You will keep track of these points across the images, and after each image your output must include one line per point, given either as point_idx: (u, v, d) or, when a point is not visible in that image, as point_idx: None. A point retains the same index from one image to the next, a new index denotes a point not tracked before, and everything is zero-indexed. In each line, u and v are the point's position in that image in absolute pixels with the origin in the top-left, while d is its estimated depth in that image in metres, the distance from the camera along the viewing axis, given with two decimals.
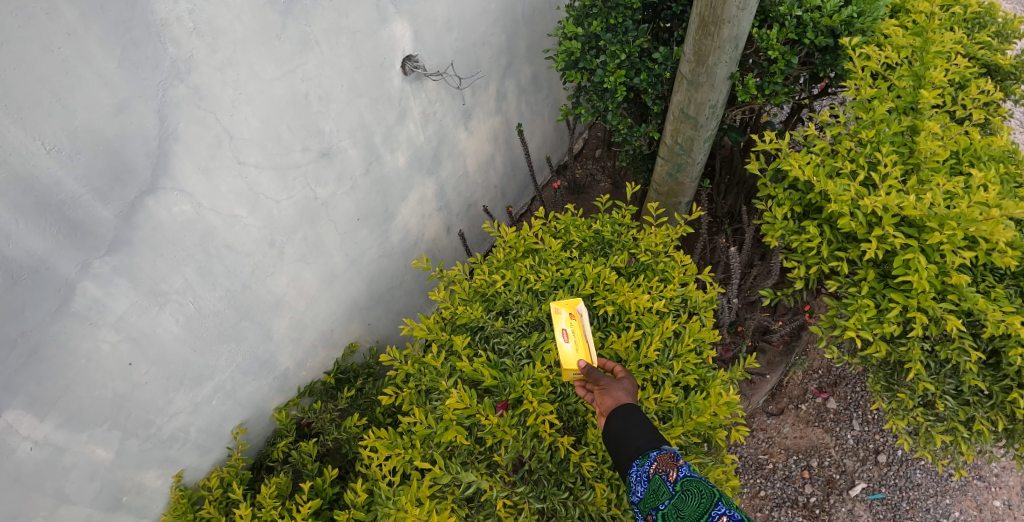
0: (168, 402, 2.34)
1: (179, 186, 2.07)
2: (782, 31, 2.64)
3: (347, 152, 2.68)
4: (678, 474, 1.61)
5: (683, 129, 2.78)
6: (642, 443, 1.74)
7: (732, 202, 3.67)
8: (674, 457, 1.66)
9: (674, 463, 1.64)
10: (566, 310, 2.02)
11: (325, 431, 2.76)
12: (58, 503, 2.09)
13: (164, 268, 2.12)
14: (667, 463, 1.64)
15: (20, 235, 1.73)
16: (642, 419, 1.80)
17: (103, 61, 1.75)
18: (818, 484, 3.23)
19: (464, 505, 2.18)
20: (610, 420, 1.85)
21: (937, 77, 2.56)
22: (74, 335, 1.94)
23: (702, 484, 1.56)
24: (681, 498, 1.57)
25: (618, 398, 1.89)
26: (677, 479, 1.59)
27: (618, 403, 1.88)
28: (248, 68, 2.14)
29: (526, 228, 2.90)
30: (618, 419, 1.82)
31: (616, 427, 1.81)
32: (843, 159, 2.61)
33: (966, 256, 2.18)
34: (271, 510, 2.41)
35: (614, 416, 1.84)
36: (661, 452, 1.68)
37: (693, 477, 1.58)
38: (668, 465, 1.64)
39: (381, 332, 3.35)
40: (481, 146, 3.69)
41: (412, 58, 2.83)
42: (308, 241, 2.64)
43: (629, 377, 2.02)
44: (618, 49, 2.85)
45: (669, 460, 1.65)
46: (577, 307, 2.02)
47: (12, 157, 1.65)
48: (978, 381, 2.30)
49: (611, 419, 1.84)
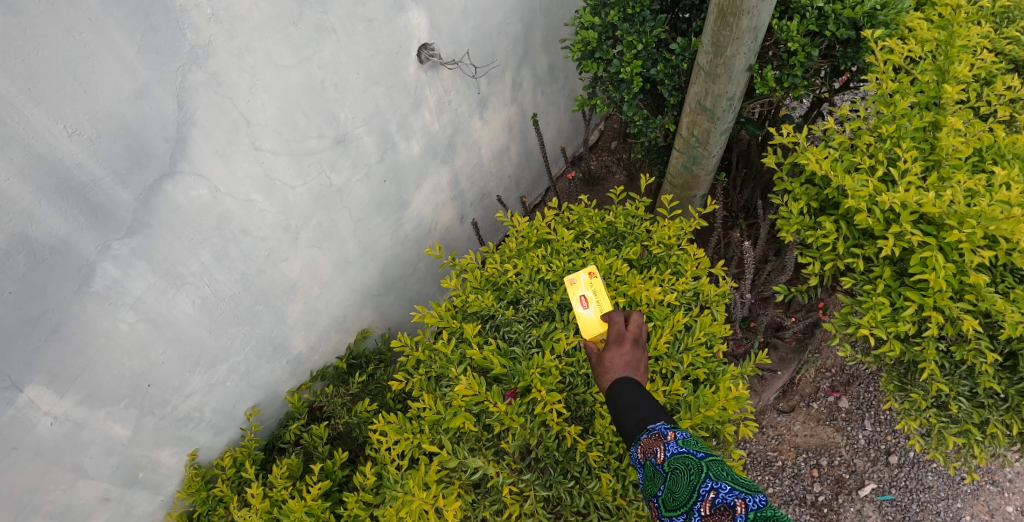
0: (184, 382, 2.39)
1: (197, 170, 2.10)
2: (803, 22, 2.59)
3: (363, 139, 2.70)
4: (664, 453, 1.61)
5: (699, 121, 2.75)
6: (632, 426, 1.74)
7: (748, 196, 3.61)
8: (659, 435, 1.66)
9: (660, 442, 1.64)
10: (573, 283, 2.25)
11: (336, 415, 2.80)
12: (76, 477, 2.15)
13: (181, 250, 2.16)
14: (652, 444, 1.65)
15: (43, 216, 1.77)
16: (628, 397, 1.80)
17: (123, 46, 1.78)
18: (827, 483, 3.21)
19: (470, 491, 2.21)
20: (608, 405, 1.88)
21: (961, 72, 2.49)
22: (93, 314, 1.99)
23: (689, 459, 1.56)
24: (672, 479, 1.57)
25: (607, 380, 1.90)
26: (664, 460, 1.60)
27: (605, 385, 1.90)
28: (265, 55, 2.16)
29: (539, 219, 2.91)
30: (610, 405, 1.85)
31: (611, 413, 1.84)
32: (862, 154, 2.57)
33: (985, 256, 2.14)
34: (282, 490, 2.46)
35: (607, 402, 1.87)
36: (647, 435, 1.69)
37: (680, 452, 1.58)
38: (655, 446, 1.65)
39: (393, 319, 3.38)
40: (496, 136, 3.69)
41: (428, 46, 2.83)
42: (322, 227, 2.67)
43: (613, 347, 1.97)
44: (635, 39, 2.82)
45: (655, 440, 1.66)
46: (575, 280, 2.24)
47: (36, 140, 1.70)
48: (993, 383, 2.27)
49: (607, 405, 1.87)
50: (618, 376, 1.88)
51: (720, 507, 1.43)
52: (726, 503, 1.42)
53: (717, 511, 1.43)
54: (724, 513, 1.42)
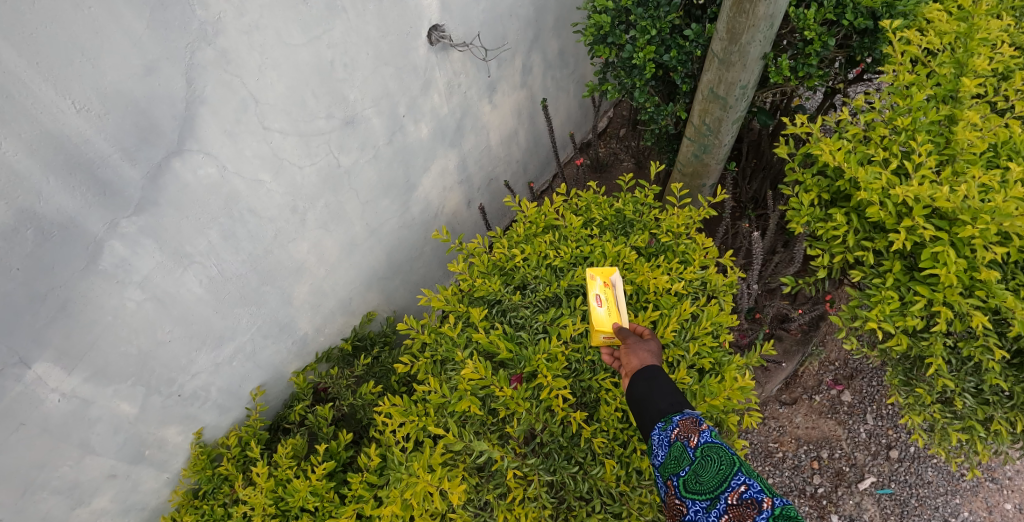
0: (191, 361, 2.40)
1: (205, 148, 2.08)
2: (820, 11, 2.56)
3: (371, 121, 2.67)
4: (698, 440, 1.62)
5: (711, 109, 2.72)
6: (664, 406, 1.77)
7: (757, 187, 3.59)
8: (696, 422, 1.67)
9: (696, 429, 1.65)
10: (601, 278, 2.20)
11: (342, 396, 2.82)
12: (84, 453, 2.17)
13: (189, 229, 2.15)
14: (689, 429, 1.66)
15: (51, 193, 1.76)
16: (666, 381, 1.83)
17: (132, 21, 1.76)
18: (827, 475, 3.23)
19: (474, 474, 2.22)
20: (633, 383, 1.88)
21: (980, 66, 2.45)
22: (101, 292, 1.99)
23: (723, 451, 1.57)
24: (701, 464, 1.58)
25: (643, 360, 1.91)
26: (698, 446, 1.61)
27: (639, 365, 1.90)
28: (275, 33, 2.14)
29: (547, 204, 2.89)
30: (640, 384, 1.85)
31: (638, 390, 1.84)
32: (876, 147, 2.54)
33: (998, 252, 2.11)
34: (286, 470, 2.47)
35: (637, 379, 1.87)
36: (683, 417, 1.70)
37: (715, 443, 1.59)
38: (689, 431, 1.66)
39: (398, 302, 3.38)
40: (505, 120, 3.66)
41: (438, 27, 2.81)
42: (329, 208, 2.66)
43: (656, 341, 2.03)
44: (649, 24, 2.78)
45: (691, 426, 1.66)
46: (612, 277, 2.20)
47: (44, 115, 1.68)
48: (1000, 381, 2.25)
49: (633, 382, 1.87)
50: (654, 361, 1.91)
51: (748, 500, 1.45)
52: (755, 497, 1.45)
53: (744, 504, 1.45)
54: (751, 507, 1.44)
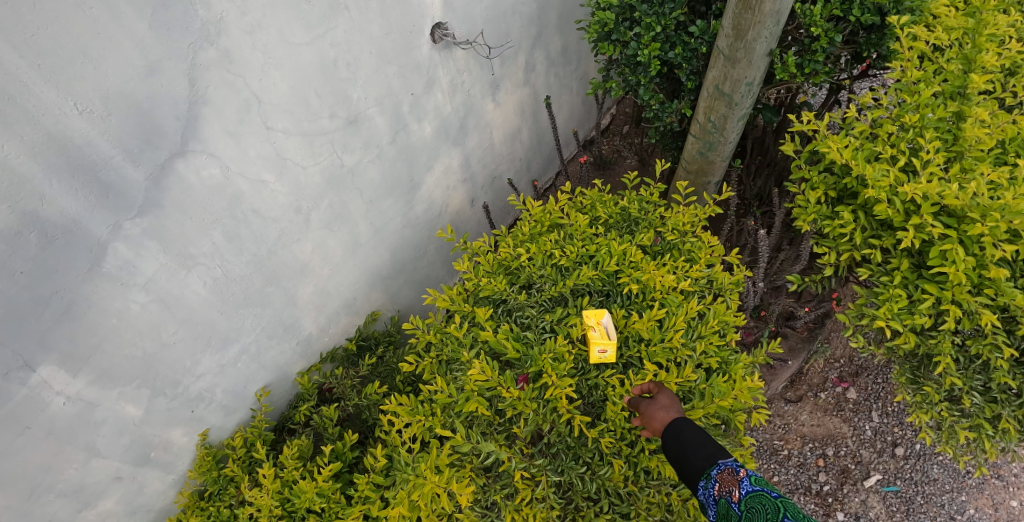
0: (195, 363, 2.39)
1: (208, 149, 2.07)
2: (827, 6, 2.54)
3: (374, 120, 2.66)
4: (740, 492, 1.60)
5: (716, 106, 2.70)
6: (700, 461, 1.76)
7: (762, 184, 3.58)
8: (734, 472, 1.65)
9: (735, 480, 1.63)
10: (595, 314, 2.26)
11: (347, 396, 2.82)
12: (89, 456, 2.16)
13: (193, 231, 2.14)
14: (728, 481, 1.64)
15: (54, 195, 1.75)
16: (695, 435, 1.83)
17: (134, 22, 1.74)
18: (832, 473, 3.23)
19: (481, 475, 2.21)
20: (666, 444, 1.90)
21: (989, 61, 2.43)
22: (105, 294, 1.98)
23: (765, 498, 1.54)
24: (749, 517, 1.56)
25: (661, 419, 2.00)
26: (741, 499, 1.59)
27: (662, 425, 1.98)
28: (278, 32, 2.12)
29: (552, 203, 2.88)
30: (672, 442, 1.86)
31: (671, 449, 1.85)
32: (883, 144, 2.53)
33: (1008, 250, 2.10)
34: (292, 471, 2.46)
35: (668, 439, 1.89)
36: (720, 471, 1.69)
37: (757, 492, 1.56)
38: (729, 484, 1.64)
39: (403, 302, 3.37)
40: (508, 118, 3.64)
41: (441, 25, 2.79)
42: (334, 208, 2.65)
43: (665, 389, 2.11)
44: (654, 21, 2.75)
45: (730, 478, 1.64)
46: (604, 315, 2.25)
47: (45, 117, 1.66)
48: (1008, 379, 2.24)
49: (665, 443, 1.89)
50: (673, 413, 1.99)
51: None
52: None
53: None
54: None
